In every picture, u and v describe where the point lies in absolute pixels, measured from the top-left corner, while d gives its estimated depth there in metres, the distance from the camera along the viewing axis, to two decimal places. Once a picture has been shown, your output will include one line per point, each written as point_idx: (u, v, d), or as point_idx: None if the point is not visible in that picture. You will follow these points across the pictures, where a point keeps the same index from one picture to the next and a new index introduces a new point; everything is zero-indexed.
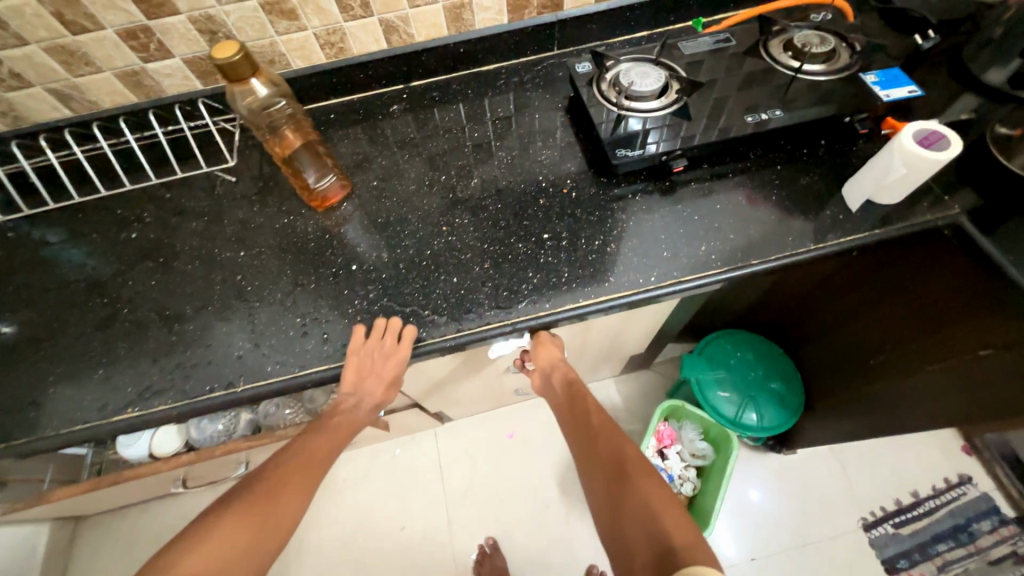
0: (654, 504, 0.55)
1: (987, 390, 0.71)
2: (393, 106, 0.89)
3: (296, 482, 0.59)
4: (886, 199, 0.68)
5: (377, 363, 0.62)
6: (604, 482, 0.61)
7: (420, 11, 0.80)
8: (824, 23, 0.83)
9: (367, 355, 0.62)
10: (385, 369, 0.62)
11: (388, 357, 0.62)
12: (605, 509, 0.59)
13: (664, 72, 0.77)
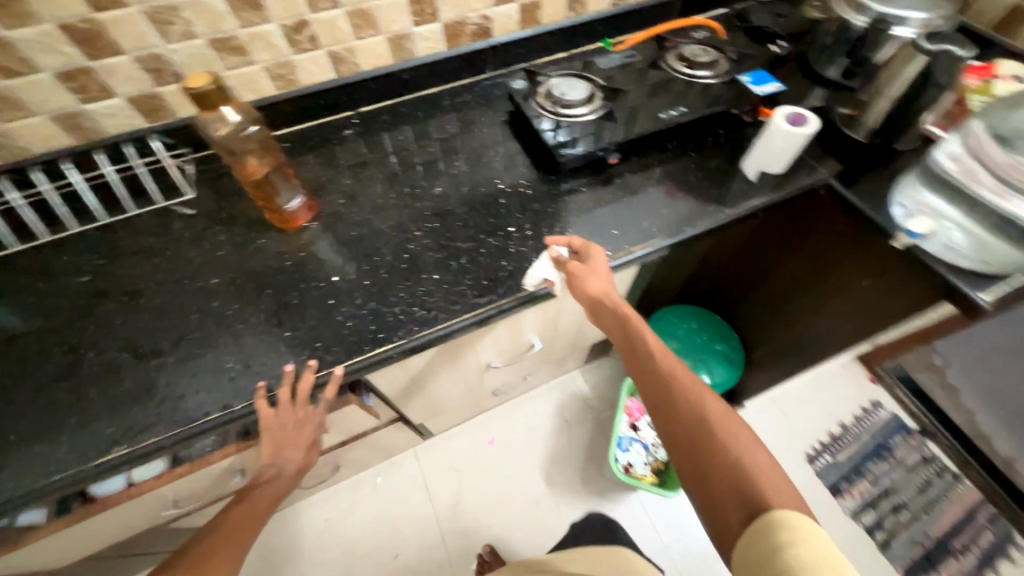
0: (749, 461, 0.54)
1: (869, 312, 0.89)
2: (345, 132, 0.94)
3: (237, 533, 0.63)
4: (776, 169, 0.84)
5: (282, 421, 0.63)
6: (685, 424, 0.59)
7: (365, 42, 0.87)
8: (705, 38, 1.02)
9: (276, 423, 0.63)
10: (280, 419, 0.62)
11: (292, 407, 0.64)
12: (689, 465, 0.57)
13: (588, 84, 0.90)
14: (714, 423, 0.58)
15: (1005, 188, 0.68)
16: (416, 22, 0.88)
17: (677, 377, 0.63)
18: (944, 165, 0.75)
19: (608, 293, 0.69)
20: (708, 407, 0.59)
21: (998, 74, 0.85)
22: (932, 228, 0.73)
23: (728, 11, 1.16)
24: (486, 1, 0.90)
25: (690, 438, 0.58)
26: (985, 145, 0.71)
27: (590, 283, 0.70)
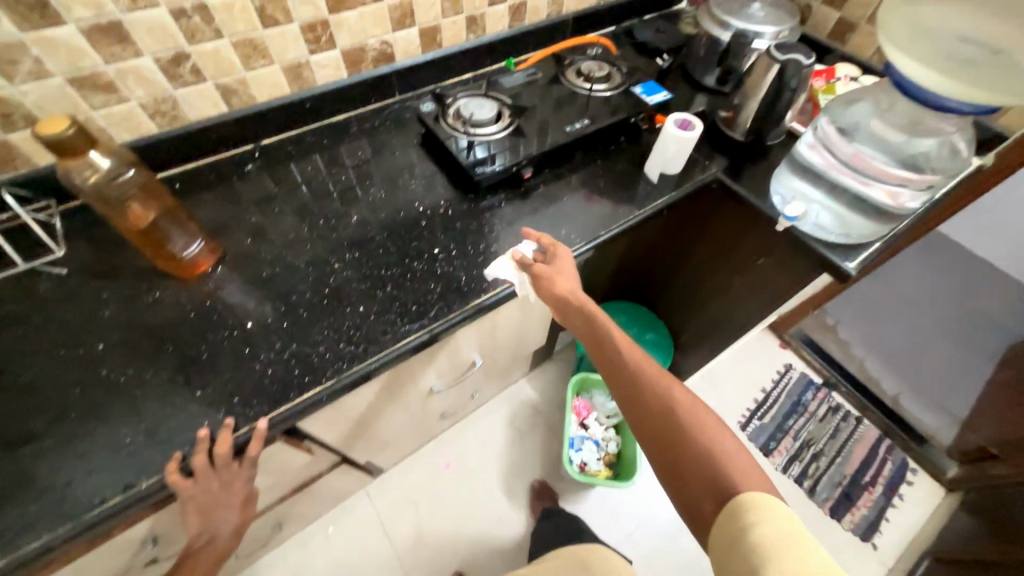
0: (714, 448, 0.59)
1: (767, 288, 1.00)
2: (246, 166, 0.88)
3: None
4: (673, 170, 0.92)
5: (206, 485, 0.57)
6: (655, 418, 0.63)
7: (257, 73, 0.82)
8: (598, 54, 1.10)
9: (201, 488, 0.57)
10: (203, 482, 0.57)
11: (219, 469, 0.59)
12: (663, 455, 0.62)
13: (495, 103, 0.93)
14: (684, 414, 0.62)
15: (857, 172, 0.80)
16: (312, 49, 0.85)
17: (647, 373, 0.67)
18: (810, 154, 0.86)
19: (575, 295, 0.72)
20: (677, 399, 0.64)
21: (838, 75, 1.02)
22: (807, 210, 0.84)
23: (616, 29, 1.26)
24: (383, 27, 0.90)
25: (663, 432, 0.62)
26: (838, 136, 0.84)
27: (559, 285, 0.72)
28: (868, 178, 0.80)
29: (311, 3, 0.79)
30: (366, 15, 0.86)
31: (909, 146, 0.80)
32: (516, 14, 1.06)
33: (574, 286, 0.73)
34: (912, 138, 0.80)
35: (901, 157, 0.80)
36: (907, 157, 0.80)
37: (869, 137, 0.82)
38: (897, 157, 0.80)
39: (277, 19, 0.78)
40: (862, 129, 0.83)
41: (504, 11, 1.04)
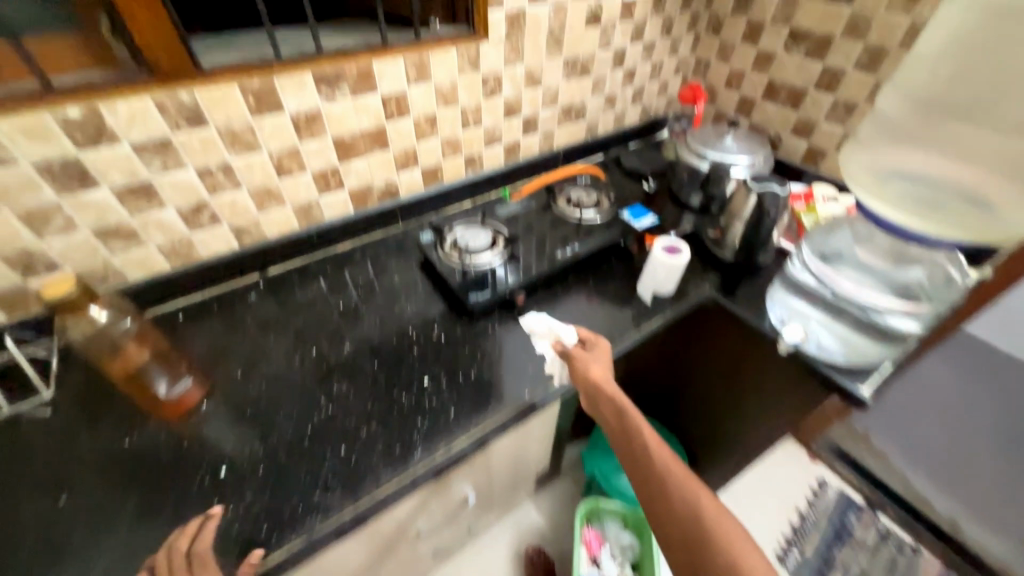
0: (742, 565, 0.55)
1: (780, 410, 0.93)
2: (250, 295, 0.92)
3: None
4: (666, 291, 0.92)
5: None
6: (680, 520, 0.61)
7: (270, 213, 0.89)
8: (587, 182, 1.19)
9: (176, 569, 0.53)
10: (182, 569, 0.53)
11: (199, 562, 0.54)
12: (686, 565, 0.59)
13: (490, 232, 0.98)
14: (710, 520, 0.59)
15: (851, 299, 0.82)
16: (322, 191, 0.93)
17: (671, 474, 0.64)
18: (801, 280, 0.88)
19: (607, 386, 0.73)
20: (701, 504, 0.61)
21: (817, 196, 1.06)
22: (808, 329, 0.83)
23: (604, 158, 1.38)
24: (389, 169, 0.99)
25: (688, 537, 0.59)
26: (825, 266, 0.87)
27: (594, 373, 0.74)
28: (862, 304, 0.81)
29: (324, 156, 0.89)
30: (374, 162, 0.96)
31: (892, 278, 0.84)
32: (511, 152, 1.18)
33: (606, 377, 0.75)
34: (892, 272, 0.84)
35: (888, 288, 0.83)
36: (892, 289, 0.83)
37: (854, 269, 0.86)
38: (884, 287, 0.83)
39: (292, 170, 0.87)
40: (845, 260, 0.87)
41: (500, 150, 1.15)
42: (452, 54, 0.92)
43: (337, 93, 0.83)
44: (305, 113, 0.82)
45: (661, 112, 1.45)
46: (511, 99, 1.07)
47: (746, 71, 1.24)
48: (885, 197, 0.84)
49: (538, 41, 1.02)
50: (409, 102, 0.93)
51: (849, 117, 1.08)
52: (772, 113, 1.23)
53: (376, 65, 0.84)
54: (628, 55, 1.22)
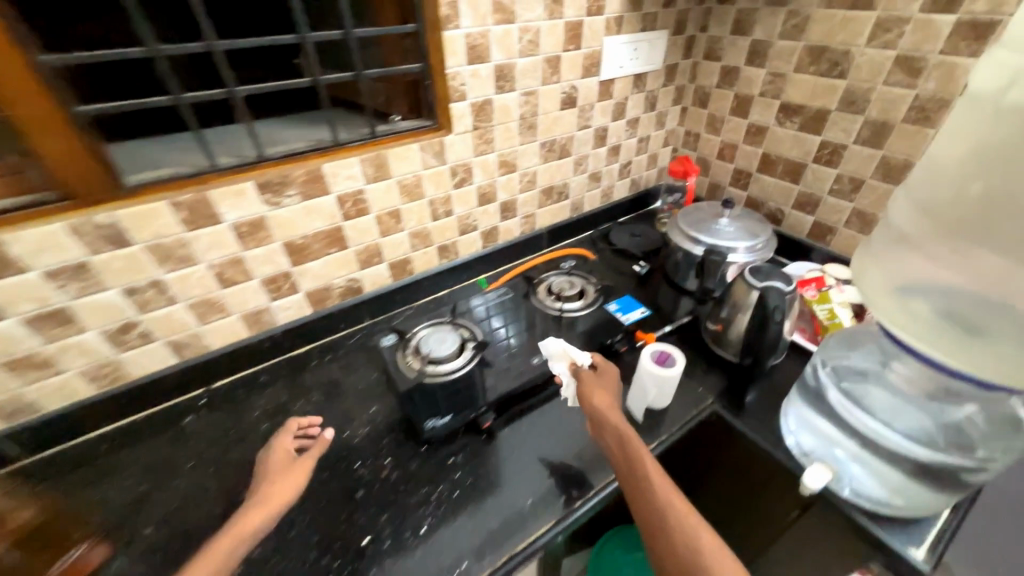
0: None
1: (812, 554, 0.76)
2: (188, 416, 0.82)
3: None
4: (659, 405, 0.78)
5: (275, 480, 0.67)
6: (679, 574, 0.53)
7: (213, 326, 0.81)
8: (571, 269, 1.10)
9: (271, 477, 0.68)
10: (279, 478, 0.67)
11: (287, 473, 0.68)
12: None
13: (458, 335, 0.88)
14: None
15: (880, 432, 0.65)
16: (273, 297, 0.85)
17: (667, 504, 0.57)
18: (820, 396, 0.73)
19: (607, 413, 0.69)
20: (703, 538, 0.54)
21: (829, 282, 0.95)
22: (830, 460, 0.68)
23: (594, 234, 1.31)
24: (350, 268, 0.92)
25: None
26: (851, 384, 0.70)
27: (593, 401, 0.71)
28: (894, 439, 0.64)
29: (274, 261, 0.82)
30: (331, 262, 0.89)
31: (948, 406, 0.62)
32: (488, 237, 1.11)
33: (606, 403, 0.70)
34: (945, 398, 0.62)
35: (940, 420, 0.62)
36: (948, 422, 0.62)
37: (889, 389, 0.67)
38: (935, 418, 0.63)
39: (237, 279, 0.80)
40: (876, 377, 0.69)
41: (476, 237, 1.08)
42: (413, 149, 0.86)
43: (284, 198, 0.77)
44: (249, 222, 0.75)
45: (652, 184, 1.39)
46: (485, 185, 1.01)
47: (737, 143, 1.17)
48: (911, 329, 0.56)
49: (510, 128, 0.97)
50: (369, 200, 0.86)
51: (857, 193, 0.98)
52: (770, 186, 1.14)
53: (327, 166, 0.78)
54: (610, 133, 1.17)
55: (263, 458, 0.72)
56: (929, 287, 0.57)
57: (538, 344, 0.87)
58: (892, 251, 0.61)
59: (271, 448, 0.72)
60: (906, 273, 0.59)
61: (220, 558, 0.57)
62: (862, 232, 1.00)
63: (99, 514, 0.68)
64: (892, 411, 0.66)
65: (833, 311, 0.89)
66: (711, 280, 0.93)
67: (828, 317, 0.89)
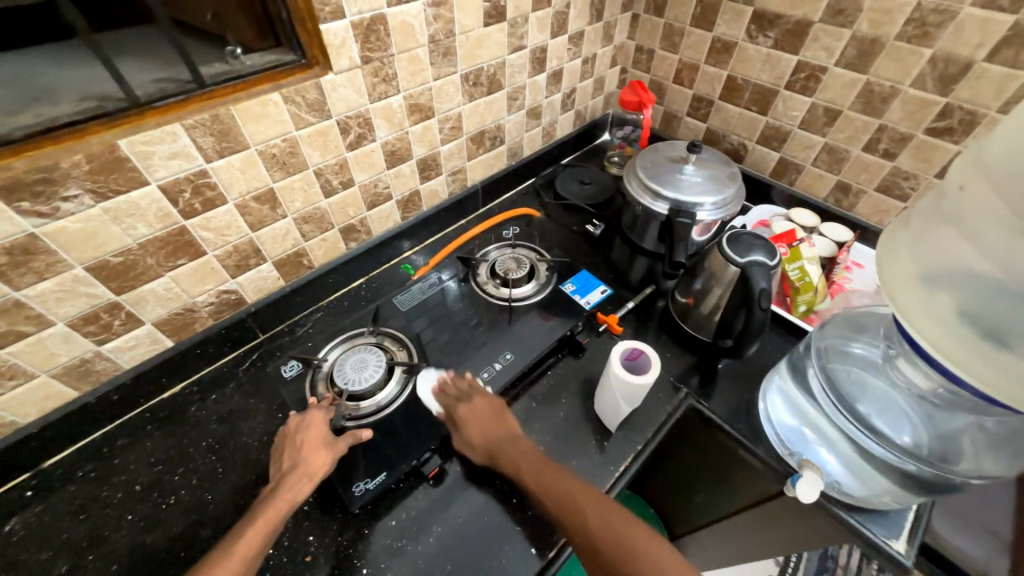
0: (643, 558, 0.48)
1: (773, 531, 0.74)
2: (10, 519, 0.58)
3: None
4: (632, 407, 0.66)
5: (307, 447, 0.57)
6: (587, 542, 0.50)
7: (8, 398, 0.55)
8: (515, 240, 0.94)
9: (302, 436, 0.58)
10: (309, 449, 0.56)
11: (317, 443, 0.57)
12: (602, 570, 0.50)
13: (384, 355, 0.70)
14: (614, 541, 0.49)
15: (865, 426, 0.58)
16: (101, 339, 0.59)
17: (560, 480, 0.54)
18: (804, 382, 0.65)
19: (494, 433, 0.60)
20: (604, 506, 0.52)
21: (799, 237, 0.85)
22: (798, 448, 0.64)
23: (537, 182, 1.11)
24: (217, 278, 0.66)
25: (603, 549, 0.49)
26: (846, 376, 0.63)
27: (472, 435, 0.60)
28: (880, 436, 0.57)
29: (82, 294, 0.54)
30: (183, 277, 0.62)
31: (941, 416, 0.57)
32: (408, 205, 0.87)
33: (487, 425, 0.61)
34: (945, 406, 0.57)
35: (927, 429, 0.57)
36: (935, 432, 0.56)
37: (889, 388, 0.61)
38: (924, 425, 0.57)
39: (21, 330, 0.52)
40: (868, 373, 0.63)
41: (391, 208, 0.84)
42: (273, 101, 0.58)
43: (62, 202, 0.48)
44: (4, 247, 0.46)
45: (599, 113, 1.18)
46: (393, 141, 0.75)
47: (698, 64, 0.98)
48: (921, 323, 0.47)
49: (417, 57, 0.69)
50: (218, 183, 0.58)
51: (831, 126, 0.86)
52: (734, 116, 0.99)
53: (125, 143, 0.49)
54: (550, 53, 0.91)
55: (298, 418, 0.60)
56: (971, 280, 0.45)
57: (489, 350, 0.73)
58: (935, 227, 0.49)
59: (308, 412, 0.61)
60: (946, 258, 0.47)
61: (251, 547, 0.48)
62: (831, 170, 0.90)
63: None
64: (888, 412, 0.59)
65: (805, 270, 0.79)
66: (679, 250, 0.77)
67: (799, 278, 0.79)
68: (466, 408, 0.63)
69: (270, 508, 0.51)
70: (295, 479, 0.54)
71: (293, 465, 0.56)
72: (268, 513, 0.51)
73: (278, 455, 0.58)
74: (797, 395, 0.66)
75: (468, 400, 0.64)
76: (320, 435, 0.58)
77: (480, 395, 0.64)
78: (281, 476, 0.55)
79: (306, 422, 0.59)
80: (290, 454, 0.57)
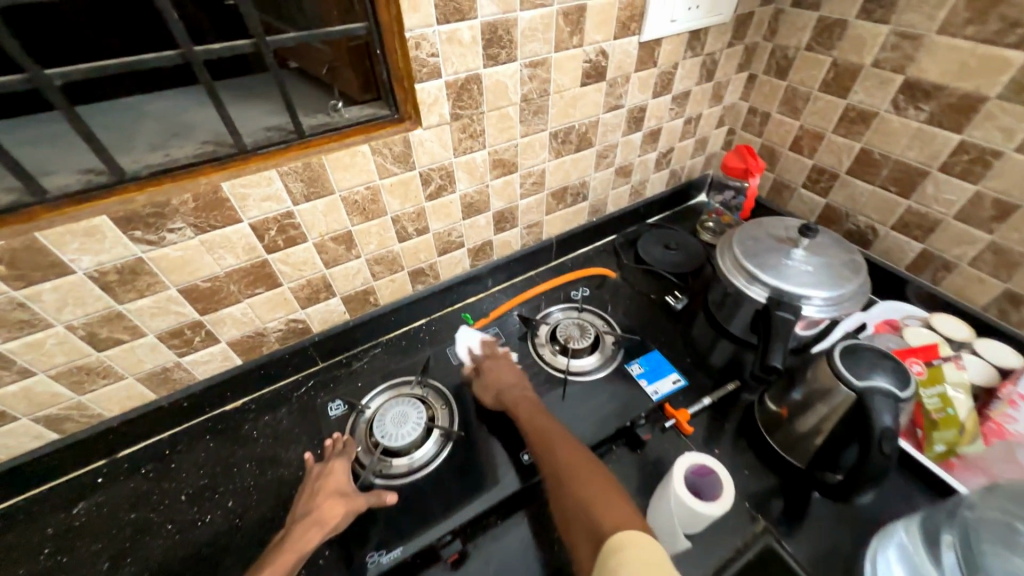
0: (583, 476, 0.52)
1: None
2: (80, 502, 0.64)
3: None
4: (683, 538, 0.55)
5: (324, 496, 0.55)
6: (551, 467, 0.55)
7: (100, 393, 0.61)
8: (583, 303, 0.88)
9: (323, 484, 0.56)
10: (327, 502, 0.54)
11: (337, 495, 0.55)
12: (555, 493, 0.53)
13: (425, 411, 0.67)
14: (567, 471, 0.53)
15: None
16: (182, 352, 0.64)
17: (547, 427, 0.60)
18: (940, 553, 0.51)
19: (508, 384, 0.69)
20: (575, 451, 0.56)
21: (943, 354, 0.68)
22: None
23: (617, 240, 1.05)
24: (288, 308, 0.69)
25: (559, 474, 0.53)
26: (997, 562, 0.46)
27: (491, 382, 0.70)
28: None
29: (172, 311, 0.59)
30: (258, 304, 0.66)
31: None
32: (479, 254, 0.85)
33: (506, 376, 0.70)
34: None
35: None
36: None
37: None
38: None
39: (118, 338, 0.58)
40: None
41: (462, 255, 0.83)
42: (362, 153, 0.59)
43: (167, 233, 0.53)
44: (117, 268, 0.52)
45: (697, 174, 1.09)
46: (472, 193, 0.74)
47: (823, 132, 0.86)
48: None
49: (507, 115, 0.68)
50: (301, 224, 0.61)
51: (1002, 221, 0.68)
52: (863, 195, 0.84)
53: (227, 186, 0.53)
54: (649, 113, 0.86)
55: (318, 467, 0.59)
56: None
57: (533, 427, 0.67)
58: None
59: (330, 461, 0.60)
60: None
61: None
62: (996, 274, 0.72)
63: None
64: None
65: (948, 400, 0.62)
66: (776, 349, 0.65)
67: (938, 408, 0.63)
68: (492, 361, 0.73)
69: (279, 559, 0.49)
70: (305, 528, 0.52)
71: (306, 512, 0.54)
72: (276, 565, 0.48)
73: (297, 502, 0.57)
74: (921, 561, 0.51)
75: (494, 357, 0.75)
76: (342, 483, 0.57)
77: (507, 356, 0.75)
78: (293, 523, 0.53)
79: (330, 468, 0.58)
80: (306, 501, 0.56)
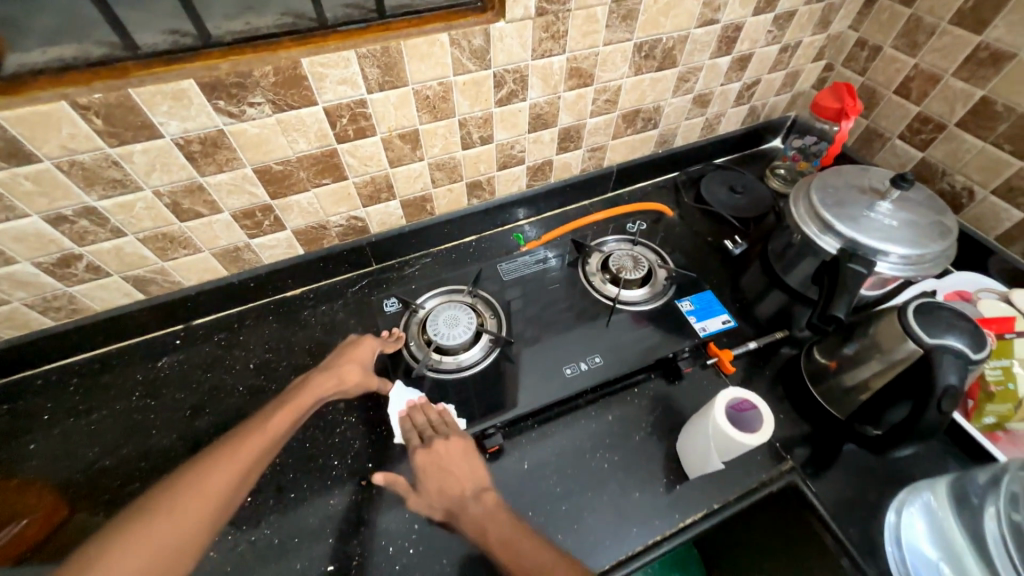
0: None
1: None
2: (163, 357, 0.71)
3: None
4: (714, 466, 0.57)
5: (338, 360, 0.66)
6: None
7: (180, 262, 0.65)
8: (638, 236, 0.86)
9: (339, 355, 0.66)
10: (346, 368, 0.65)
11: (356, 365, 0.65)
12: None
13: (475, 318, 0.70)
14: None
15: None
16: (252, 234, 0.67)
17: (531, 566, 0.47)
18: (966, 510, 0.52)
19: (455, 488, 0.56)
20: None
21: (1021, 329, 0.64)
22: None
23: (678, 177, 1.00)
24: (350, 204, 0.70)
25: None
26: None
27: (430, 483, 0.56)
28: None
29: (246, 191, 0.61)
30: (324, 196, 0.67)
31: None
32: (537, 172, 0.83)
33: (449, 472, 0.57)
34: None
35: None
36: None
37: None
38: None
39: (199, 211, 0.61)
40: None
41: (520, 172, 0.81)
42: (440, 42, 0.56)
43: (247, 107, 0.53)
44: (200, 138, 0.53)
45: (778, 114, 1.00)
46: (542, 104, 0.71)
47: (941, 74, 0.76)
48: None
49: (594, 16, 0.63)
50: (372, 115, 0.60)
51: None
52: (969, 151, 0.76)
53: (306, 63, 0.52)
54: (744, 34, 0.77)
55: None
56: None
57: (578, 345, 0.69)
58: None
59: None
60: None
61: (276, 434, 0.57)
62: None
63: (57, 469, 0.60)
64: None
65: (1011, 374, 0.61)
66: (841, 300, 0.62)
67: (998, 381, 0.62)
68: (428, 451, 0.58)
69: (296, 401, 0.61)
70: (325, 377, 0.64)
71: (326, 366, 0.65)
72: (295, 405, 0.60)
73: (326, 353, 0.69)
74: (945, 518, 0.53)
75: (440, 435, 0.59)
76: (364, 356, 0.66)
77: (447, 434, 0.59)
78: (312, 373, 0.64)
79: (363, 345, 0.67)
80: (332, 358, 0.66)
